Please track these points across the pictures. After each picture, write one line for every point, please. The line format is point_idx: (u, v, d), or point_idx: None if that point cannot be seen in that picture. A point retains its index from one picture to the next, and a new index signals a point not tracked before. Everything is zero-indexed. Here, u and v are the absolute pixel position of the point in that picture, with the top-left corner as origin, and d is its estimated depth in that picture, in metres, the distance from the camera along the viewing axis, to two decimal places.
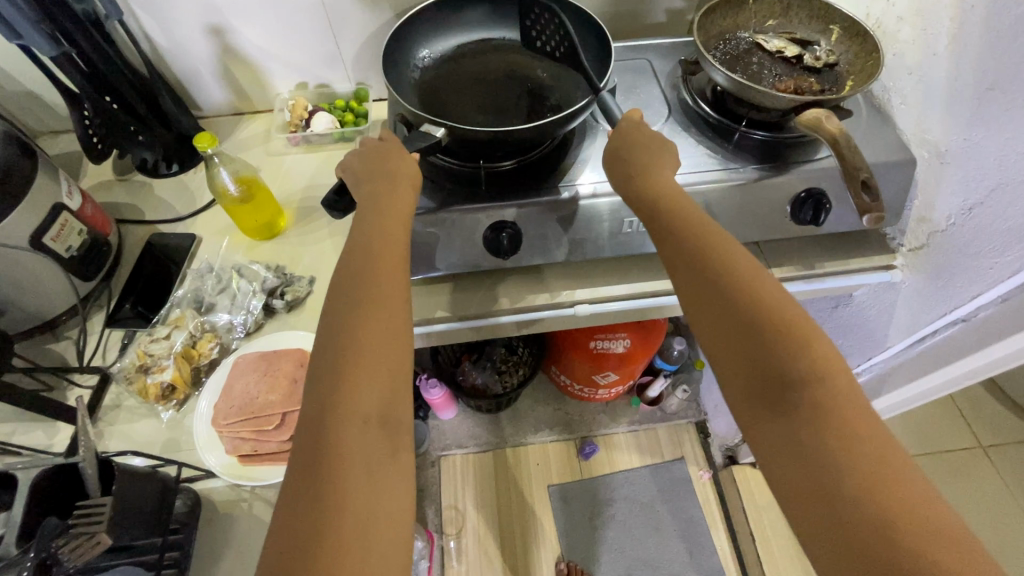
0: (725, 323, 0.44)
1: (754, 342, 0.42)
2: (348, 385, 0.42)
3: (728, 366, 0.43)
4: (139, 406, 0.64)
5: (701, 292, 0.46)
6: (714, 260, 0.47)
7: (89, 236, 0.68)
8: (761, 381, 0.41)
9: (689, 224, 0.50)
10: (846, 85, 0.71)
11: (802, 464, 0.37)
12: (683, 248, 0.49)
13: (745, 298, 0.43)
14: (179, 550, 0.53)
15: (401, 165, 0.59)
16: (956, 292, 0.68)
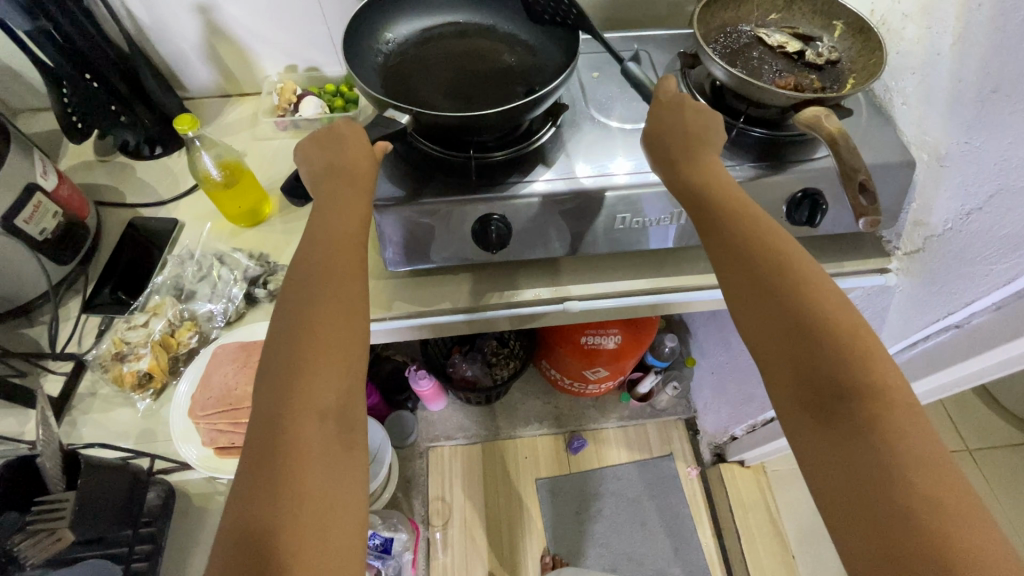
0: (777, 324, 0.42)
1: (811, 344, 0.40)
2: (301, 379, 0.41)
3: (780, 369, 0.41)
4: (115, 395, 0.62)
5: (749, 293, 0.44)
6: (763, 259, 0.45)
7: (65, 219, 0.66)
8: (816, 386, 0.39)
9: (726, 218, 0.49)
10: (848, 83, 0.70)
11: (848, 467, 0.37)
12: (726, 245, 0.47)
13: (799, 299, 0.42)
14: (152, 543, 0.52)
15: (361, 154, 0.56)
16: (950, 299, 0.67)
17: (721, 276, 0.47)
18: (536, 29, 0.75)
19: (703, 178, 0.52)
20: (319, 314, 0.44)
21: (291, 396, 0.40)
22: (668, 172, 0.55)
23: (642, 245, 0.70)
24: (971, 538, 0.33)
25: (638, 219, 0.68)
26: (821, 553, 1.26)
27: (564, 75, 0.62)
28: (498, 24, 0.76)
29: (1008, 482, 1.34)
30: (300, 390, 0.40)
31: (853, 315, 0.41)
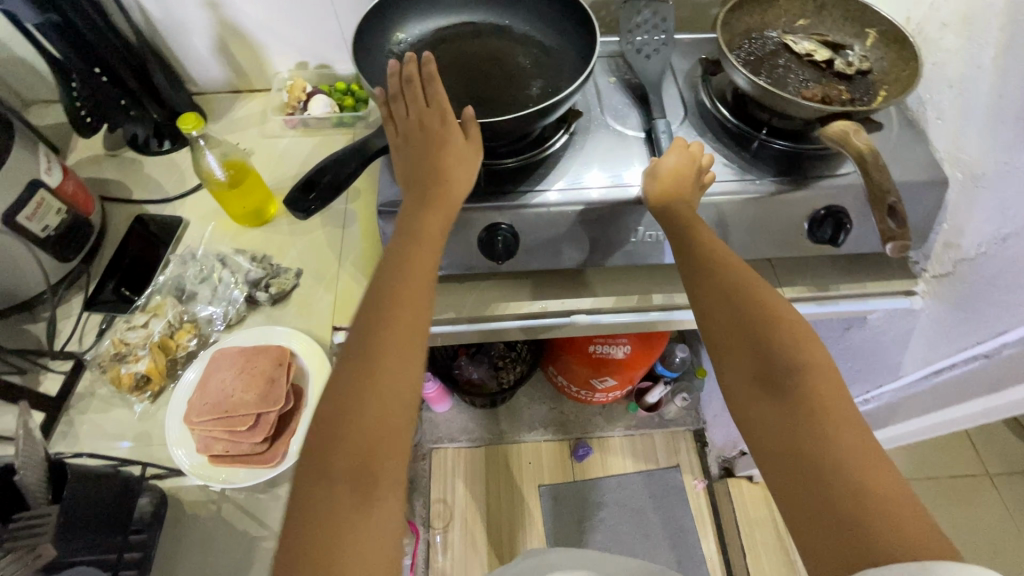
0: (726, 326, 0.48)
1: (757, 343, 0.46)
2: (348, 421, 0.40)
3: (726, 365, 0.47)
4: (113, 395, 0.62)
5: (705, 302, 0.50)
6: (716, 270, 0.51)
7: (69, 215, 0.65)
8: (760, 379, 0.44)
9: (697, 242, 0.53)
10: (879, 95, 0.66)
11: (791, 441, 0.41)
12: (688, 261, 0.53)
13: (744, 304, 0.48)
14: (141, 551, 0.51)
15: (452, 136, 0.55)
16: (981, 325, 0.63)
17: (689, 281, 0.52)
18: (552, 31, 0.73)
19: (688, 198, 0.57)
20: (371, 330, 0.44)
21: (335, 411, 0.41)
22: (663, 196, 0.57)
23: (655, 259, 0.68)
24: (899, 508, 0.37)
25: (650, 233, 0.65)
26: None
27: (580, 82, 0.59)
28: (514, 26, 0.74)
29: None
30: (352, 416, 0.40)
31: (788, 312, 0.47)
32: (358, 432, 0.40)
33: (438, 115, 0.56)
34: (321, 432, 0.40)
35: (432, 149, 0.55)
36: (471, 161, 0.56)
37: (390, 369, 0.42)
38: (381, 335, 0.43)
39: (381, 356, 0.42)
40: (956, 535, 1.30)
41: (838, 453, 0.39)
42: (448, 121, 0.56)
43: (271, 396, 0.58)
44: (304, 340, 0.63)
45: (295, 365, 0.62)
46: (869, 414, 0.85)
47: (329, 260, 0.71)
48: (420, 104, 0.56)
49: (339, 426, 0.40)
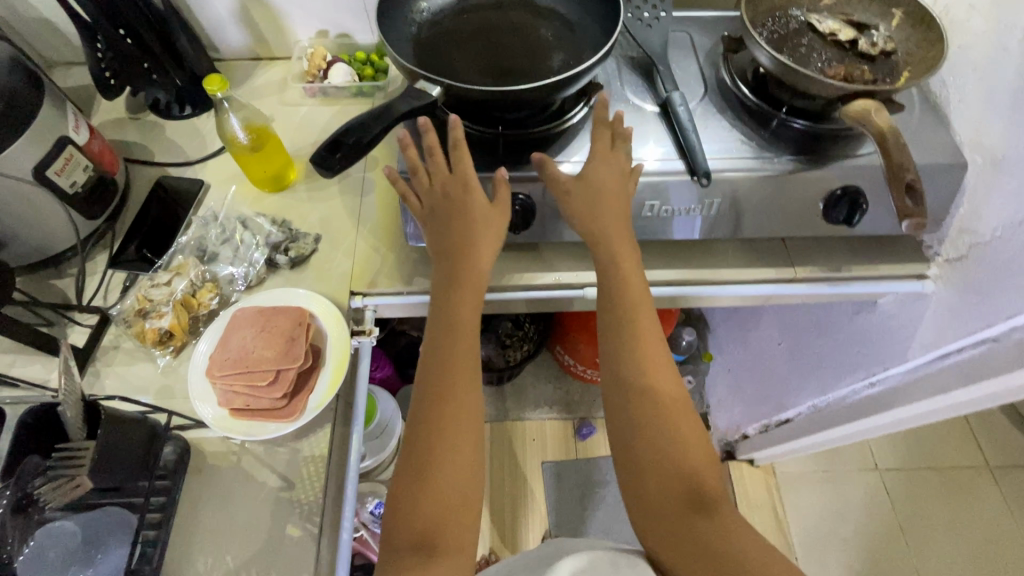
0: (648, 428, 0.53)
1: (678, 463, 0.52)
2: (423, 489, 0.50)
3: (648, 467, 0.52)
4: (137, 350, 0.64)
5: (636, 399, 0.55)
6: (650, 366, 0.56)
7: (95, 173, 0.66)
8: (686, 495, 0.51)
9: (636, 333, 0.57)
10: (902, 77, 0.65)
11: (696, 532, 0.49)
12: (628, 342, 0.57)
13: (664, 404, 0.54)
14: (165, 496, 0.53)
15: (475, 200, 0.61)
16: (992, 310, 0.64)
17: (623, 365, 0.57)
18: (574, 5, 0.73)
19: (630, 273, 0.60)
20: (437, 411, 0.53)
21: (408, 491, 0.51)
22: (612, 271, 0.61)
23: (664, 234, 0.69)
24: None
25: (666, 207, 0.66)
26: (824, 557, 1.27)
27: (600, 55, 0.60)
28: None
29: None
30: (425, 483, 0.51)
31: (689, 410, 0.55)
32: (428, 509, 0.50)
33: (461, 180, 0.61)
34: (398, 509, 0.51)
35: (459, 218, 0.61)
36: (497, 226, 0.61)
37: (451, 458, 0.51)
38: (446, 426, 0.53)
39: (445, 445, 0.52)
40: (952, 525, 1.31)
41: (729, 537, 0.49)
42: (471, 186, 0.61)
43: (291, 353, 0.59)
44: (322, 303, 0.65)
45: (313, 326, 0.63)
46: (869, 399, 0.85)
47: (347, 227, 0.73)
48: (445, 174, 0.62)
49: (411, 504, 0.50)
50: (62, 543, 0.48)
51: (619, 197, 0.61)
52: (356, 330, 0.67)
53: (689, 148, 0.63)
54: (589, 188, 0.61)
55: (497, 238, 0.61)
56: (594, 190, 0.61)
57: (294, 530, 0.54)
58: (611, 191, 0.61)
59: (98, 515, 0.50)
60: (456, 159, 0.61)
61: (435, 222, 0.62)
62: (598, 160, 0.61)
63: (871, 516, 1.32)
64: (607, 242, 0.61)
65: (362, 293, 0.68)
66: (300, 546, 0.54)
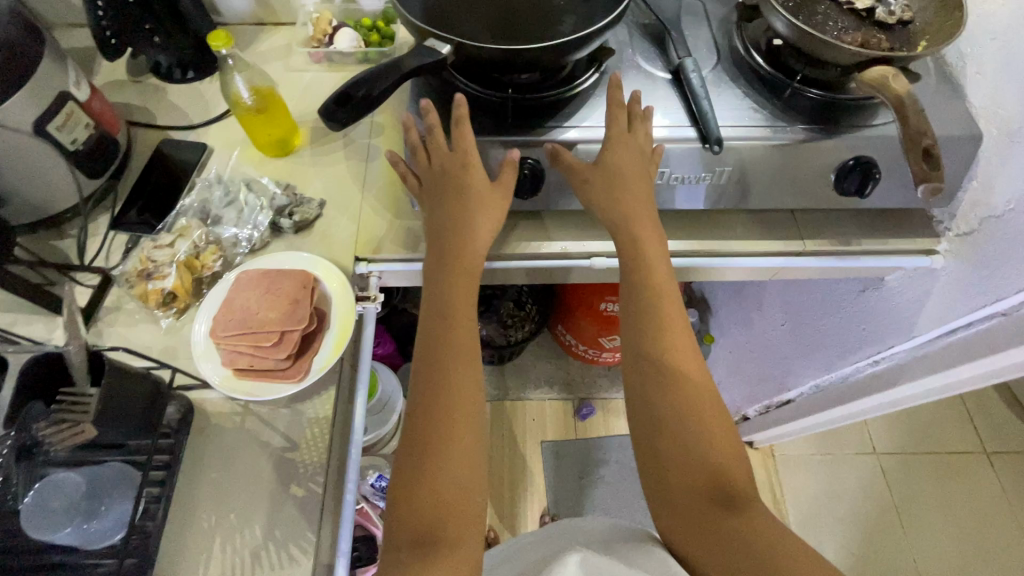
0: (671, 424, 0.53)
1: (702, 457, 0.51)
2: (425, 479, 0.50)
3: (673, 461, 0.52)
4: (139, 311, 0.63)
5: (659, 394, 0.55)
6: (676, 361, 0.56)
7: (97, 131, 0.65)
8: (708, 489, 0.50)
9: (662, 328, 0.57)
10: (919, 46, 0.64)
11: (718, 525, 0.48)
12: (643, 339, 0.57)
13: (687, 399, 0.54)
14: (169, 455, 0.52)
15: (475, 177, 0.61)
16: (1003, 283, 0.63)
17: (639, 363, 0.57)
18: None
19: (647, 269, 0.60)
20: (438, 402, 0.53)
21: (414, 482, 0.50)
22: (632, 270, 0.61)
23: (669, 204, 0.68)
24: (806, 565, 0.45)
25: (674, 176, 0.65)
26: (820, 538, 1.28)
27: (614, 16, 0.59)
28: None
29: (1019, 486, 1.36)
30: (426, 474, 0.50)
31: (709, 405, 0.54)
32: (429, 502, 0.49)
33: (460, 159, 0.61)
34: (402, 501, 0.50)
35: (457, 197, 0.61)
36: (496, 206, 0.62)
37: (453, 447, 0.51)
38: (446, 418, 0.52)
39: (445, 436, 0.51)
40: (948, 509, 1.32)
41: (753, 525, 0.47)
42: (470, 164, 0.61)
43: (296, 314, 0.58)
44: (327, 267, 0.64)
45: (319, 289, 0.63)
46: (876, 375, 0.85)
47: (352, 192, 0.72)
48: (443, 150, 0.62)
49: (416, 495, 0.49)
50: (67, 495, 0.48)
51: (638, 186, 0.61)
52: (361, 296, 0.67)
53: (702, 115, 0.62)
54: (607, 176, 0.61)
55: (494, 218, 0.62)
56: (615, 176, 0.61)
57: (298, 489, 0.54)
58: (634, 177, 0.61)
59: (103, 469, 0.50)
60: (458, 135, 0.61)
61: (435, 200, 0.62)
62: (619, 145, 0.61)
63: (868, 499, 1.33)
64: (629, 235, 0.61)
65: (366, 259, 0.68)
66: (304, 505, 0.53)
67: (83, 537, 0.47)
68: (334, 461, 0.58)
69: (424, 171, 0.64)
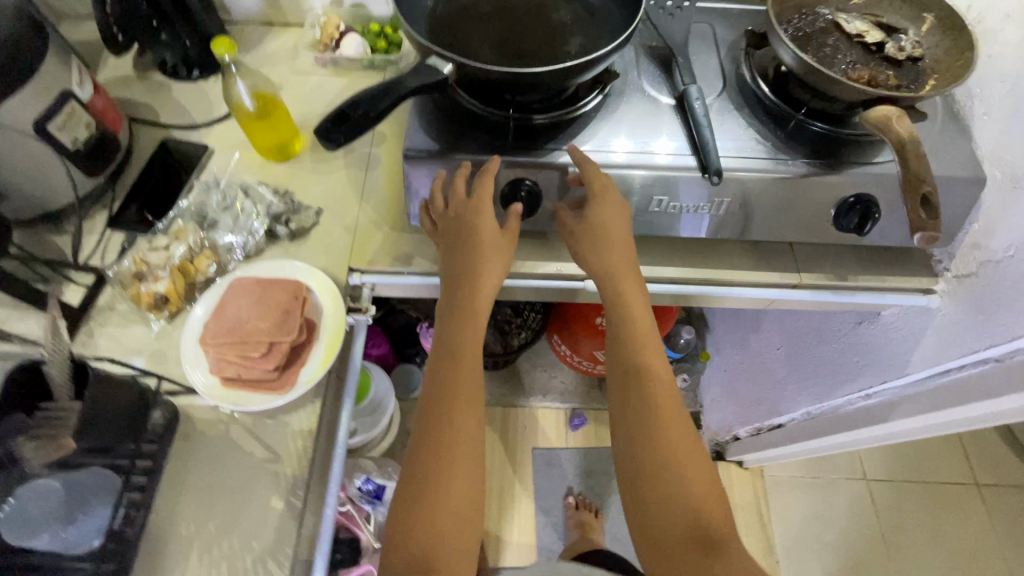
0: (653, 468, 0.53)
1: (680, 502, 0.52)
2: (421, 511, 0.51)
3: (654, 506, 0.52)
4: (131, 312, 0.63)
5: (642, 437, 0.54)
6: (661, 408, 0.55)
7: (98, 130, 0.65)
8: (687, 530, 0.50)
9: (645, 377, 0.57)
10: (928, 84, 0.64)
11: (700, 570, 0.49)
12: (628, 377, 0.57)
13: (671, 444, 0.54)
14: (152, 462, 0.53)
15: (486, 225, 0.60)
16: (997, 329, 0.63)
17: (625, 402, 0.57)
18: None
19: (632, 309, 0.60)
20: (433, 433, 0.54)
21: (405, 517, 0.51)
22: (617, 306, 0.60)
23: (668, 230, 0.67)
24: None
25: (674, 204, 0.65)
26: (804, 562, 1.28)
27: (619, 41, 0.58)
28: None
29: (1007, 521, 1.35)
30: (421, 507, 0.51)
31: (687, 446, 0.54)
32: (424, 536, 0.50)
33: (474, 209, 0.60)
34: (397, 533, 0.51)
35: (467, 244, 0.60)
36: (506, 254, 0.61)
37: (449, 487, 0.52)
38: (440, 453, 0.53)
39: (440, 469, 0.52)
40: (936, 541, 1.32)
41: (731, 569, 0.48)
42: (483, 216, 0.60)
43: (285, 326, 0.59)
44: (319, 276, 0.64)
45: (310, 300, 0.63)
46: (868, 409, 0.85)
47: (350, 201, 0.72)
48: (461, 198, 0.61)
49: (409, 529, 0.50)
50: (47, 499, 0.48)
51: (620, 236, 0.61)
52: (353, 307, 0.66)
53: (702, 146, 0.61)
54: (591, 229, 0.61)
55: (505, 266, 0.61)
56: (602, 224, 0.60)
57: (278, 502, 0.54)
58: (618, 225, 0.61)
59: (81, 475, 0.50)
60: (479, 187, 0.60)
61: (452, 241, 0.61)
62: (604, 199, 0.59)
63: (855, 525, 1.32)
64: (610, 281, 0.61)
65: (360, 270, 0.67)
66: (283, 517, 0.54)
67: (59, 543, 0.47)
68: (316, 475, 0.58)
69: (440, 212, 0.63)
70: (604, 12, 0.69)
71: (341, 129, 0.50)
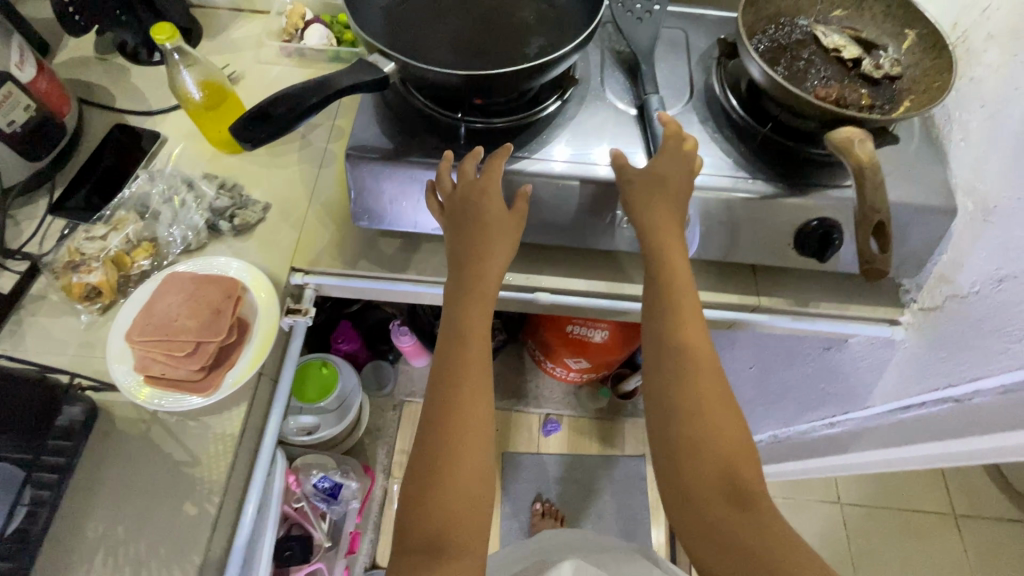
0: (687, 435, 0.49)
1: (719, 469, 0.48)
2: (438, 483, 0.47)
3: (689, 475, 0.48)
4: (63, 303, 0.62)
5: (682, 404, 0.50)
6: (699, 375, 0.51)
7: (39, 113, 0.63)
8: (725, 500, 0.47)
9: (680, 342, 0.52)
10: (902, 105, 0.60)
11: (738, 544, 0.45)
12: (664, 341, 0.53)
13: (710, 412, 0.50)
14: (64, 458, 0.51)
15: (493, 203, 0.56)
16: (957, 369, 0.61)
17: (660, 367, 0.53)
18: None
19: (668, 269, 0.55)
20: (453, 397, 0.50)
21: (422, 484, 0.48)
22: (656, 267, 0.56)
23: (618, 245, 0.66)
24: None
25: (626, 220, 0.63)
26: None
27: (573, 46, 0.56)
28: None
29: (982, 554, 1.32)
30: (437, 477, 0.47)
31: (728, 412, 0.50)
32: (439, 509, 0.46)
33: (479, 186, 0.56)
34: (412, 507, 0.47)
35: (474, 219, 0.56)
36: (514, 228, 0.57)
37: (464, 460, 0.48)
38: (457, 419, 0.49)
39: (457, 435, 0.49)
40: (908, 569, 1.29)
41: (771, 542, 0.45)
42: (490, 193, 0.56)
43: (213, 326, 0.57)
44: (257, 275, 0.62)
45: (246, 299, 0.61)
46: (832, 438, 0.83)
47: (300, 198, 0.70)
48: (467, 178, 0.57)
49: (425, 499, 0.47)
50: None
51: (678, 195, 0.56)
52: (293, 308, 0.63)
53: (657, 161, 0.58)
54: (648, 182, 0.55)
55: (512, 242, 0.57)
56: (659, 181, 0.55)
57: (192, 508, 0.53)
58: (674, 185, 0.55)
59: None
60: (488, 167, 0.57)
61: (458, 228, 0.57)
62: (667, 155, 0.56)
63: (826, 549, 1.30)
64: (653, 240, 0.56)
65: (302, 270, 0.66)
66: (193, 525, 0.52)
67: None
68: (238, 481, 0.56)
69: (446, 193, 0.57)
70: (568, 13, 0.66)
71: (261, 128, 0.48)
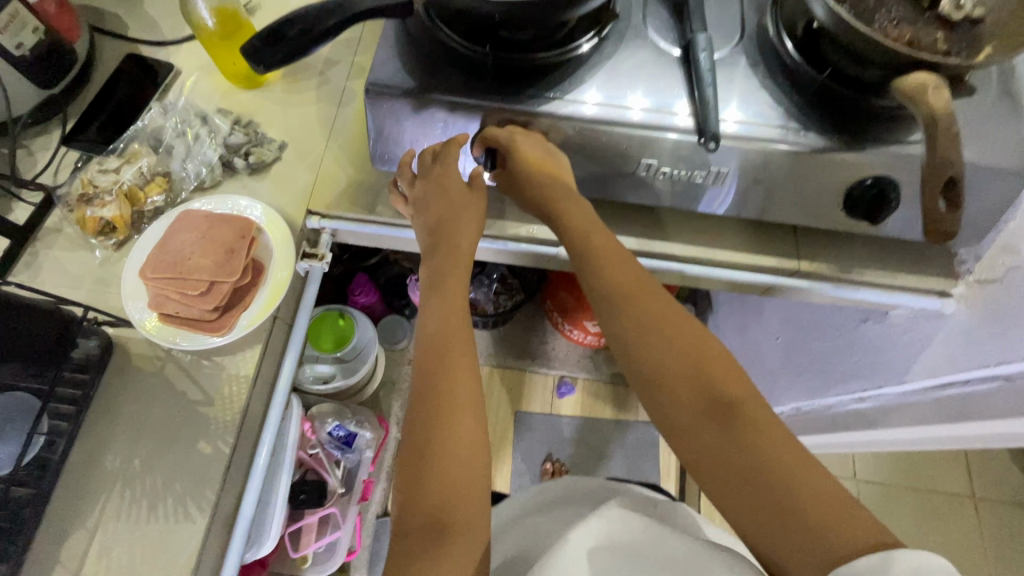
0: (652, 370, 0.48)
1: (691, 387, 0.46)
2: (430, 453, 0.45)
3: (666, 405, 0.47)
4: (78, 237, 0.61)
5: (645, 343, 0.49)
6: (656, 318, 0.50)
7: (49, 37, 0.60)
8: (705, 415, 0.45)
9: (632, 292, 0.52)
10: (982, 52, 0.53)
11: (727, 455, 0.43)
12: (615, 291, 0.52)
13: (673, 341, 0.48)
14: (80, 390, 0.52)
15: (457, 180, 0.58)
16: (1014, 345, 0.57)
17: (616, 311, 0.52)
18: None
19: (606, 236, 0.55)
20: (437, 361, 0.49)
21: (411, 453, 0.46)
22: (597, 234, 0.55)
23: (652, 199, 0.62)
24: (813, 477, 0.40)
25: (663, 170, 0.58)
26: None
27: None
28: None
29: (999, 538, 1.30)
30: (427, 445, 0.45)
31: (693, 335, 0.48)
32: (433, 480, 0.44)
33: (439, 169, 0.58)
34: (407, 485, 0.45)
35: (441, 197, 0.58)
36: (480, 204, 0.59)
37: (454, 430, 0.46)
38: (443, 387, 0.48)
39: (440, 399, 0.47)
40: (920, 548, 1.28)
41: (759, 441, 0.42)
42: (452, 171, 0.57)
43: (227, 265, 0.55)
44: (272, 217, 0.60)
45: (260, 240, 0.59)
46: (862, 413, 0.81)
47: (317, 137, 0.67)
48: (428, 163, 0.59)
49: (417, 467, 0.45)
50: None
51: (561, 185, 0.57)
52: (308, 253, 0.61)
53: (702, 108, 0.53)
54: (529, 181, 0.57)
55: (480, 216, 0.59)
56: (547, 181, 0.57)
57: (205, 446, 0.53)
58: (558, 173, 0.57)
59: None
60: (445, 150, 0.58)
61: (424, 203, 0.59)
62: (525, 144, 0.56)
63: None
64: (585, 216, 0.57)
65: (319, 214, 0.63)
66: (207, 463, 0.52)
67: None
68: (252, 423, 0.56)
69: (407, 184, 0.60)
70: None
71: (273, 49, 0.45)
